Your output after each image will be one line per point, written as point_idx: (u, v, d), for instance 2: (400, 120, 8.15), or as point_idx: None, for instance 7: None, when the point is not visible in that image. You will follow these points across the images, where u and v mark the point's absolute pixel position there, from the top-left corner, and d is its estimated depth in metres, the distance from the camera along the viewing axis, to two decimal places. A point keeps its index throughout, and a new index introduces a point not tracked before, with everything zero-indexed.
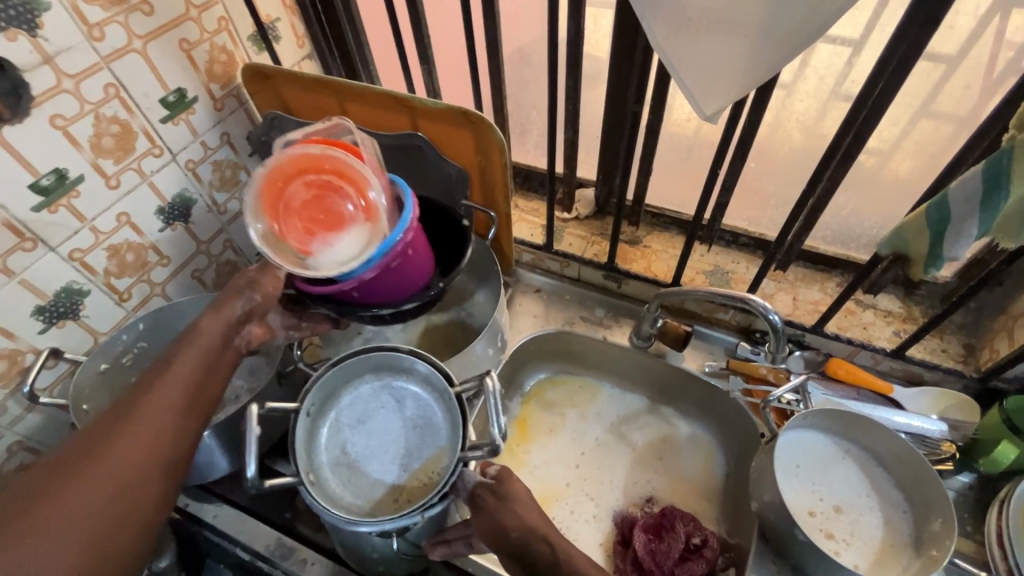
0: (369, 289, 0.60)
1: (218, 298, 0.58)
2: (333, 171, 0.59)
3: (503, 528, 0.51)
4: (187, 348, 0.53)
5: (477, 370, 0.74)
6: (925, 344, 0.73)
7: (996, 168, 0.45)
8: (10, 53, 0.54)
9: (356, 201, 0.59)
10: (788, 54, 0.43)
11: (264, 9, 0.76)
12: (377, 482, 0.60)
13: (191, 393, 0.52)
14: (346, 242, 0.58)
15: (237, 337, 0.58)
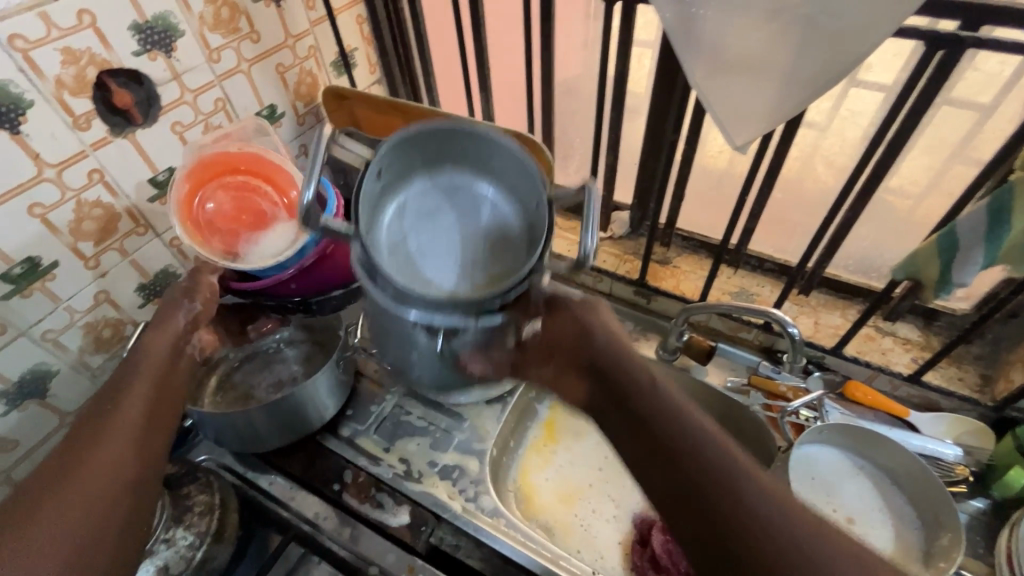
0: (304, 280, 0.75)
1: (159, 315, 0.66)
2: (251, 173, 0.75)
3: (592, 338, 0.54)
4: (142, 362, 0.62)
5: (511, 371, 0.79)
6: (942, 371, 0.76)
7: (999, 203, 0.50)
8: (150, 69, 0.65)
9: (275, 199, 0.76)
10: (812, 94, 0.50)
11: (347, 39, 0.87)
12: (432, 266, 0.53)
13: (151, 400, 0.60)
14: (273, 236, 0.75)
15: (187, 345, 0.68)
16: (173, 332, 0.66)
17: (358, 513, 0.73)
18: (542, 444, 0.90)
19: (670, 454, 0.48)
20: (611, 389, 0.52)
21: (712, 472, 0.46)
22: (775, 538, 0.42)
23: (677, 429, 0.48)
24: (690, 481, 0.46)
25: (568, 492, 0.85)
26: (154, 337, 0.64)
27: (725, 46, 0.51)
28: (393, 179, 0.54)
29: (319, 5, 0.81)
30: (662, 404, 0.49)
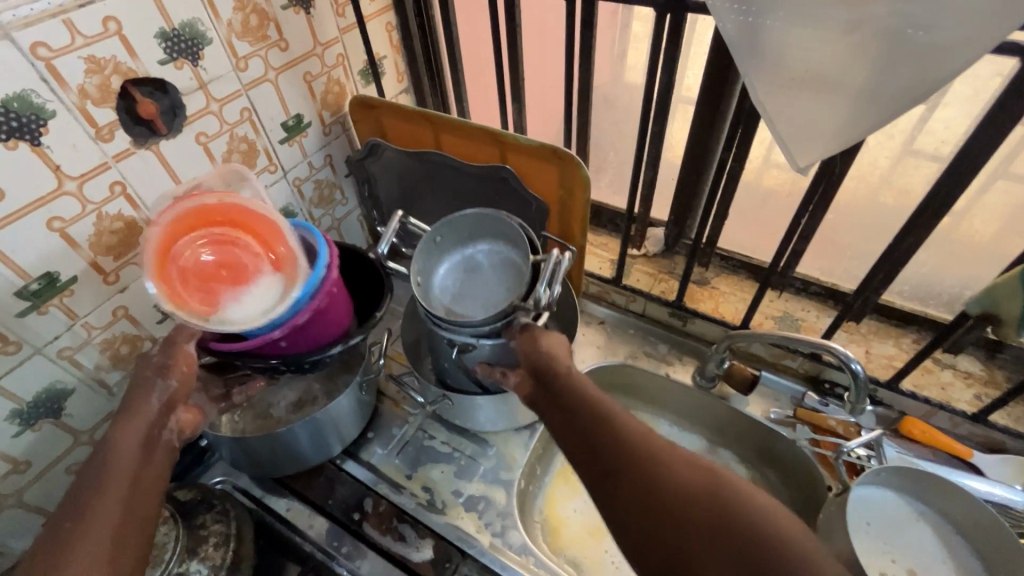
0: (297, 336, 0.61)
1: (130, 399, 0.55)
2: (233, 221, 0.60)
3: (528, 335, 0.59)
4: (115, 459, 0.51)
5: None
6: (1009, 411, 0.71)
7: None
8: (176, 78, 0.62)
9: (260, 250, 0.60)
10: (892, 115, 0.45)
11: (375, 47, 0.85)
12: (466, 309, 0.67)
13: (136, 479, 0.50)
14: (258, 291, 0.59)
15: (168, 428, 0.57)
16: (147, 420, 0.54)
17: (378, 545, 0.69)
18: (570, 473, 0.85)
19: (573, 415, 0.53)
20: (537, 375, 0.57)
21: (609, 424, 0.51)
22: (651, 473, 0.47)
23: (582, 394, 0.53)
24: (588, 432, 0.51)
25: (598, 526, 0.80)
26: (124, 426, 0.53)
27: (796, 59, 0.46)
28: (441, 249, 0.71)
29: (349, 12, 0.79)
30: (573, 380, 0.55)
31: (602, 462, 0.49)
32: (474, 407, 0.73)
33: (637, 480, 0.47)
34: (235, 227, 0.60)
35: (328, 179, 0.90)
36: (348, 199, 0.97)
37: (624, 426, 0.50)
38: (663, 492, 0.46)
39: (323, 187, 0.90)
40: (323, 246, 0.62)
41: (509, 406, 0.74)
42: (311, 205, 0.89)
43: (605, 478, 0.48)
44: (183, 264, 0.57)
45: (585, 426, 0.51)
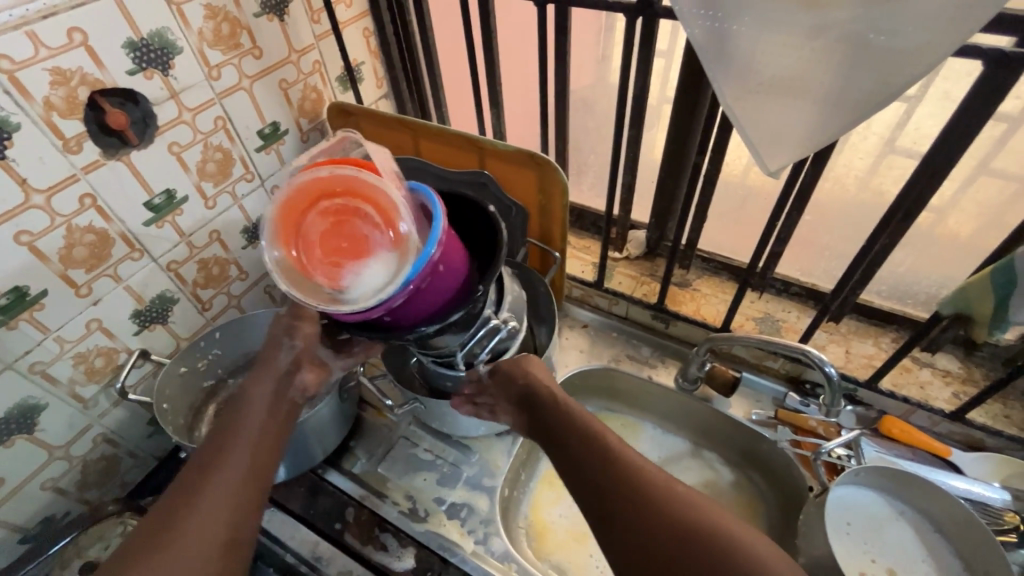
0: (403, 312, 0.49)
1: (264, 355, 0.60)
2: (353, 190, 0.49)
3: (516, 369, 0.62)
4: (245, 411, 0.56)
5: None
6: (985, 408, 0.71)
7: None
8: (146, 88, 0.62)
9: (378, 217, 0.49)
10: (857, 119, 0.45)
11: (352, 53, 0.84)
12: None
13: (262, 429, 0.55)
14: (378, 262, 0.47)
15: (292, 387, 0.60)
16: (273, 376, 0.59)
17: (360, 555, 0.68)
18: (554, 477, 0.85)
19: (575, 457, 0.53)
20: (536, 413, 0.59)
21: (607, 462, 0.51)
22: (648, 513, 0.46)
23: (580, 433, 0.54)
24: (588, 474, 0.51)
25: (582, 530, 0.79)
26: (257, 378, 0.58)
27: (762, 64, 0.46)
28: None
29: (324, 18, 0.79)
30: (570, 418, 0.56)
31: (603, 506, 0.49)
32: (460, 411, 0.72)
33: (638, 524, 0.46)
34: (353, 194, 0.49)
35: None
36: None
37: (621, 464, 0.50)
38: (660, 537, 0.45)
39: None
40: (438, 219, 0.48)
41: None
42: None
43: (608, 524, 0.48)
44: (306, 238, 0.49)
45: (586, 469, 0.51)
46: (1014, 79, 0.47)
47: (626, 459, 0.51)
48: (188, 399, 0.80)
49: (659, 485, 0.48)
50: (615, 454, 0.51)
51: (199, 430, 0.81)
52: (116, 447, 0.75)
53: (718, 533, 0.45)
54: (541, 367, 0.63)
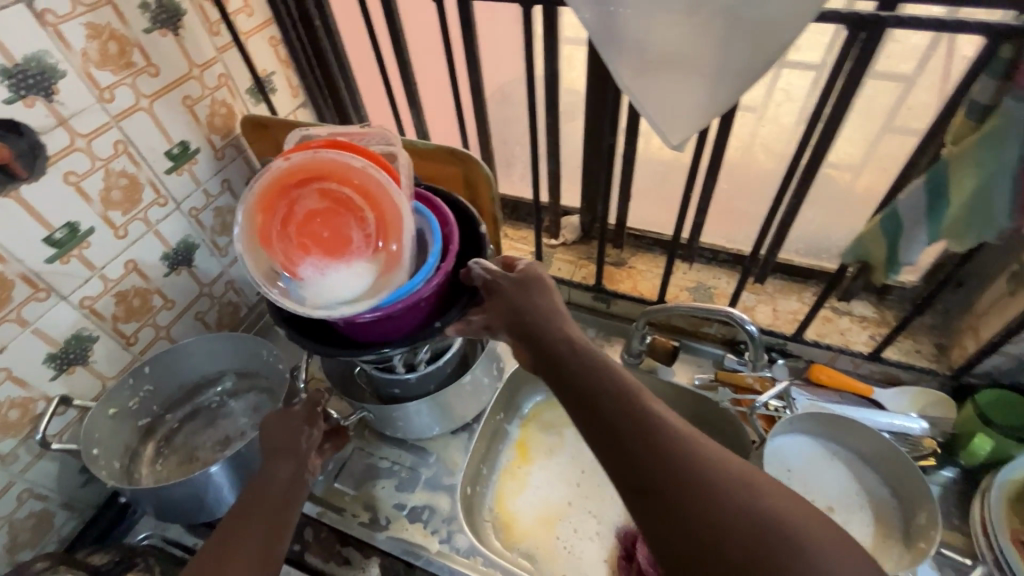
0: (357, 328, 0.53)
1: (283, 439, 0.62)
2: (366, 191, 0.52)
3: (521, 305, 0.51)
4: (265, 494, 0.57)
5: (477, 398, 0.77)
6: (899, 346, 0.77)
7: (936, 179, 0.50)
8: (28, 117, 0.58)
9: (371, 231, 0.52)
10: (739, 89, 0.48)
11: (260, 63, 0.82)
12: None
13: (279, 512, 0.56)
14: (344, 276, 0.51)
15: (307, 470, 0.62)
16: (297, 457, 0.61)
17: (323, 573, 0.68)
18: (516, 467, 0.86)
19: (610, 428, 0.41)
20: (550, 367, 0.47)
21: (659, 443, 0.39)
22: (719, 509, 0.35)
23: (621, 400, 0.42)
24: (636, 452, 0.39)
25: (548, 515, 0.81)
26: (279, 463, 0.59)
27: (649, 44, 0.48)
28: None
29: (224, 29, 0.76)
30: (604, 383, 0.44)
31: (649, 492, 0.37)
32: (411, 415, 0.72)
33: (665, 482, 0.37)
34: (362, 197, 0.52)
35: (229, 205, 0.86)
36: None
37: (679, 447, 0.38)
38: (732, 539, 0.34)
39: (225, 215, 0.86)
40: (435, 258, 0.53)
41: (443, 408, 0.74)
42: (214, 234, 0.85)
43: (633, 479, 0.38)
44: (301, 211, 0.52)
45: (630, 449, 0.39)
46: (878, 42, 0.51)
47: (685, 442, 0.39)
48: (122, 442, 0.76)
49: (716, 464, 0.37)
50: (670, 433, 0.39)
51: (140, 472, 0.77)
52: (47, 501, 0.71)
53: (810, 541, 0.33)
54: (556, 308, 0.51)
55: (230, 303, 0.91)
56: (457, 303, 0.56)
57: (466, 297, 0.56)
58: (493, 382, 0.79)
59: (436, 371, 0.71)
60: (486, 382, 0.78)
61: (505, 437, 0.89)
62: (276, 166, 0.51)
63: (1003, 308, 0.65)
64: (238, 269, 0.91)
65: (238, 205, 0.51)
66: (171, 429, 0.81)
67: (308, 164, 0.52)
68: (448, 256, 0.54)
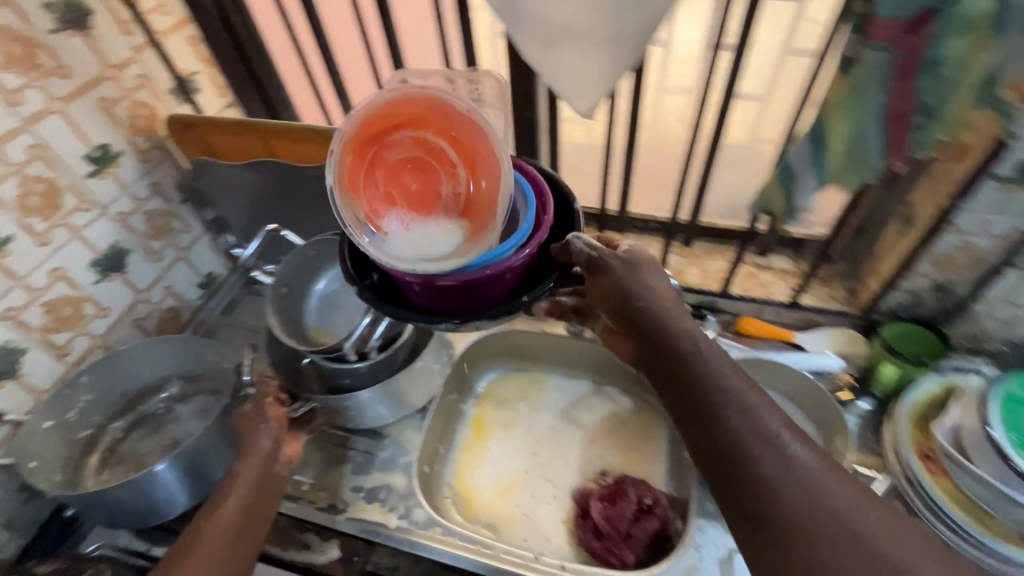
0: (434, 290, 0.53)
1: (246, 437, 0.64)
2: (461, 147, 0.52)
3: (636, 295, 0.54)
4: (234, 488, 0.60)
5: (429, 385, 0.79)
6: (816, 293, 0.84)
7: (817, 128, 0.55)
8: None
9: (460, 187, 0.53)
10: (629, 55, 0.52)
11: (181, 63, 0.81)
12: (324, 330, 0.79)
13: (246, 506, 0.60)
14: (432, 230, 0.52)
15: (277, 463, 0.64)
16: (262, 454, 0.63)
17: (284, 560, 0.69)
18: (473, 444, 0.89)
19: (729, 446, 0.48)
20: (664, 375, 0.53)
21: (765, 447, 0.47)
22: (811, 504, 0.45)
23: (732, 404, 0.49)
24: (736, 447, 0.47)
25: (506, 484, 0.84)
26: (244, 467, 0.62)
27: (546, 16, 0.51)
28: (308, 267, 0.80)
29: (138, 29, 0.76)
30: (717, 382, 0.50)
31: (763, 512, 0.45)
32: (361, 405, 0.73)
33: (779, 502, 0.45)
34: (456, 151, 0.52)
35: (161, 209, 0.84)
36: (191, 227, 0.91)
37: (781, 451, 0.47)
38: (817, 529, 0.44)
39: (157, 218, 0.84)
40: (529, 225, 0.53)
41: (396, 395, 0.75)
42: (147, 239, 0.83)
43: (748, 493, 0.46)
44: (397, 156, 0.52)
45: (744, 467, 0.47)
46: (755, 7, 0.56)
47: (791, 447, 0.47)
48: (63, 454, 0.74)
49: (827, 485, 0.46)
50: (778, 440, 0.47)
51: (85, 485, 0.75)
52: None
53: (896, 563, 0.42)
54: (671, 302, 0.55)
55: (170, 309, 0.90)
56: (547, 279, 0.56)
57: (558, 271, 0.57)
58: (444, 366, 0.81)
59: (388, 357, 0.74)
60: (437, 367, 0.79)
61: (461, 416, 0.92)
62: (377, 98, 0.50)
63: (896, 246, 0.72)
64: (176, 274, 0.89)
65: (334, 138, 0.50)
66: (115, 439, 0.79)
67: (401, 108, 0.51)
68: (540, 229, 0.54)
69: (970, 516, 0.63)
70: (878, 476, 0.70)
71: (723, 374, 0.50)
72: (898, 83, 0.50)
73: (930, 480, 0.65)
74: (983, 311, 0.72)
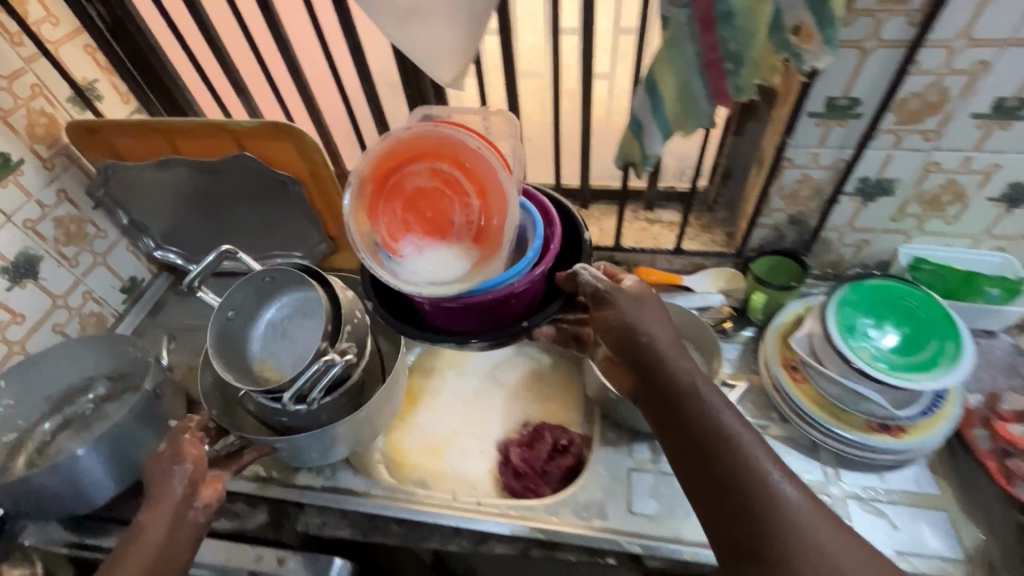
0: (441, 311, 0.58)
1: (156, 481, 0.58)
2: (475, 178, 0.55)
3: (635, 329, 0.55)
4: (140, 540, 0.54)
5: (379, 418, 0.75)
6: (699, 239, 0.91)
7: (649, 81, 0.63)
8: None
9: (472, 217, 0.56)
10: (474, 24, 0.59)
11: (77, 71, 0.83)
12: (269, 363, 0.73)
13: (153, 559, 0.54)
14: (439, 255, 0.56)
15: (192, 509, 0.58)
16: (174, 500, 0.57)
17: (215, 529, 0.73)
18: (404, 413, 0.93)
19: (717, 479, 0.50)
20: (660, 407, 0.55)
21: (755, 483, 0.49)
22: (791, 545, 0.47)
23: (724, 442, 0.51)
24: (725, 481, 0.50)
25: (434, 445, 0.89)
26: (149, 520, 0.55)
27: None
28: (263, 292, 0.73)
29: (27, 40, 0.77)
30: (713, 418, 0.52)
31: (747, 544, 0.48)
32: (299, 447, 0.70)
33: (760, 534, 0.48)
34: (471, 182, 0.55)
35: (71, 215, 0.87)
36: (107, 232, 0.93)
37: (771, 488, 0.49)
38: (799, 563, 0.46)
39: (68, 224, 0.86)
40: (530, 261, 0.56)
41: (340, 436, 0.71)
42: (59, 245, 0.85)
43: (732, 523, 0.49)
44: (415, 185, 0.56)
45: (731, 499, 0.49)
46: None
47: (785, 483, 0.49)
48: None
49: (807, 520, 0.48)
50: (768, 477, 0.49)
51: None
52: None
53: None
54: (672, 337, 0.55)
55: (92, 313, 0.92)
56: (552, 304, 0.60)
57: (563, 297, 0.60)
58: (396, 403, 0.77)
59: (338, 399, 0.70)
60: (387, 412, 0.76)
61: None
62: (397, 133, 0.55)
63: (755, 187, 0.80)
64: (95, 278, 0.91)
65: (352, 168, 0.55)
66: (43, 440, 0.81)
67: (421, 141, 0.55)
68: (545, 258, 0.57)
69: (830, 415, 0.71)
70: (740, 384, 0.79)
71: (720, 411, 0.51)
72: (703, 35, 0.58)
73: (794, 389, 0.74)
74: (834, 238, 0.82)
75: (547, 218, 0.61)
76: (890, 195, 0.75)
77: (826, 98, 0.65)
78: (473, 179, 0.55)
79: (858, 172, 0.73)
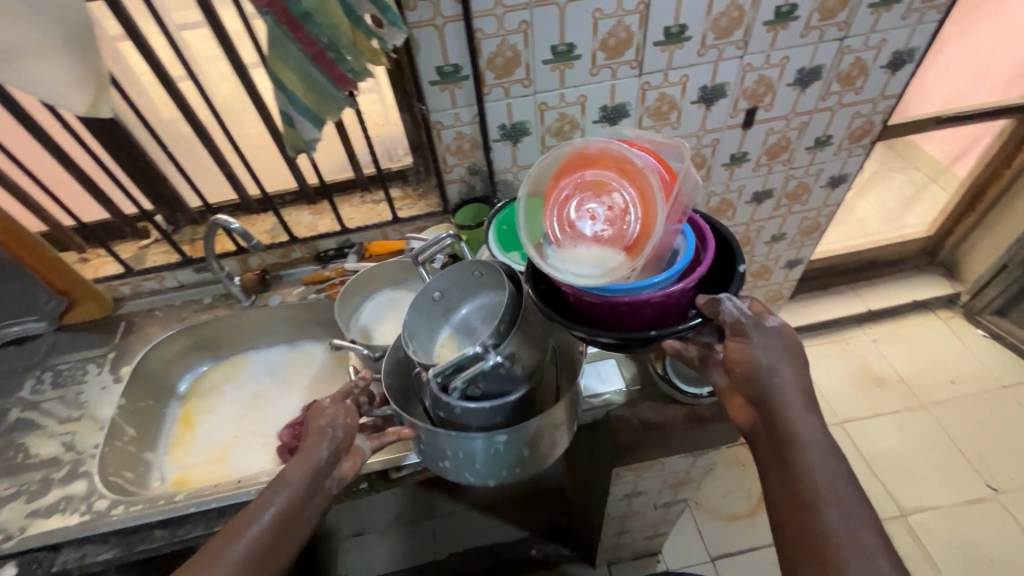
0: (582, 304, 0.62)
1: (308, 438, 0.60)
2: (640, 194, 0.60)
3: (766, 371, 0.56)
4: (291, 486, 0.56)
5: (532, 445, 0.65)
6: (418, 206, 1.05)
7: (273, 76, 0.69)
8: None
9: (629, 226, 0.60)
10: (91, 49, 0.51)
11: None
12: (449, 352, 0.67)
13: (288, 516, 0.55)
14: (590, 254, 0.60)
15: (330, 477, 0.60)
16: (321, 465, 0.59)
17: None
18: (182, 436, 0.96)
19: (812, 526, 0.51)
20: (771, 446, 0.56)
21: (850, 542, 0.49)
22: None
23: (833, 501, 0.51)
24: (822, 531, 0.50)
25: (216, 454, 0.93)
26: (296, 464, 0.58)
27: None
28: (465, 286, 0.68)
29: None
30: (818, 473, 0.52)
31: None
32: (432, 445, 0.64)
33: None
34: (636, 197, 0.60)
35: None
36: None
37: (872, 562, 0.48)
38: None
39: None
40: (668, 276, 0.58)
41: (485, 458, 0.63)
42: None
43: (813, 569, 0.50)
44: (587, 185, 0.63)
45: (821, 548, 0.50)
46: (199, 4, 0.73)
47: (878, 554, 0.49)
48: None
49: None
50: (865, 546, 0.49)
51: None
52: None
53: None
54: (802, 387, 0.56)
55: None
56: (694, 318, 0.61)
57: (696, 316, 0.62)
58: (540, 449, 0.66)
59: (484, 412, 0.61)
60: (522, 456, 0.65)
61: (167, 416, 0.98)
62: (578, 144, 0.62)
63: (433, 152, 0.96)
64: None
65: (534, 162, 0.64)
66: None
67: (596, 155, 0.62)
68: (685, 278, 0.59)
69: None
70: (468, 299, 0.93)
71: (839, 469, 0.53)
72: None
73: None
74: (510, 177, 1.01)
75: (704, 243, 0.64)
76: (529, 135, 0.95)
77: (434, 68, 0.82)
78: (636, 192, 0.60)
79: (495, 122, 0.91)
